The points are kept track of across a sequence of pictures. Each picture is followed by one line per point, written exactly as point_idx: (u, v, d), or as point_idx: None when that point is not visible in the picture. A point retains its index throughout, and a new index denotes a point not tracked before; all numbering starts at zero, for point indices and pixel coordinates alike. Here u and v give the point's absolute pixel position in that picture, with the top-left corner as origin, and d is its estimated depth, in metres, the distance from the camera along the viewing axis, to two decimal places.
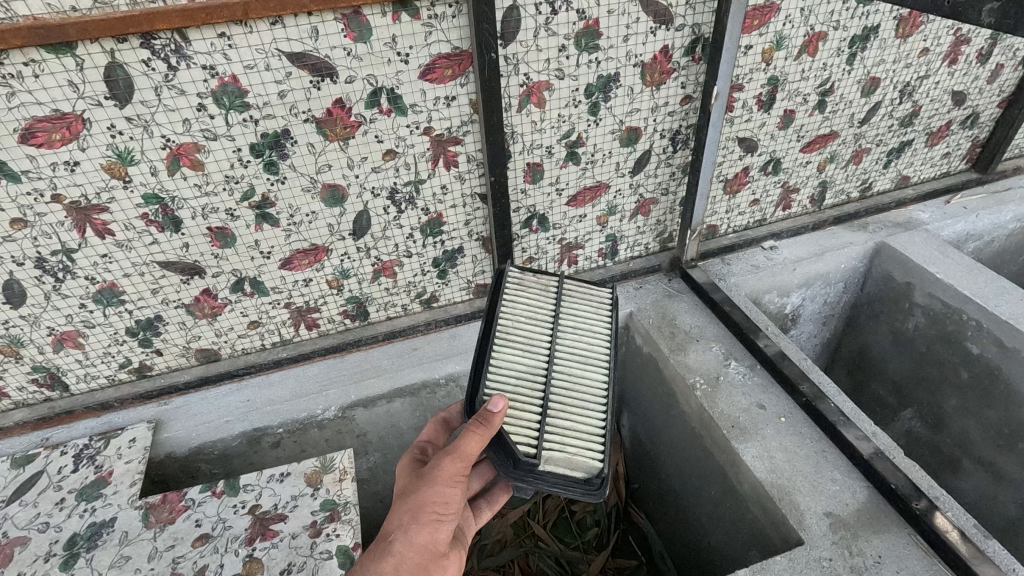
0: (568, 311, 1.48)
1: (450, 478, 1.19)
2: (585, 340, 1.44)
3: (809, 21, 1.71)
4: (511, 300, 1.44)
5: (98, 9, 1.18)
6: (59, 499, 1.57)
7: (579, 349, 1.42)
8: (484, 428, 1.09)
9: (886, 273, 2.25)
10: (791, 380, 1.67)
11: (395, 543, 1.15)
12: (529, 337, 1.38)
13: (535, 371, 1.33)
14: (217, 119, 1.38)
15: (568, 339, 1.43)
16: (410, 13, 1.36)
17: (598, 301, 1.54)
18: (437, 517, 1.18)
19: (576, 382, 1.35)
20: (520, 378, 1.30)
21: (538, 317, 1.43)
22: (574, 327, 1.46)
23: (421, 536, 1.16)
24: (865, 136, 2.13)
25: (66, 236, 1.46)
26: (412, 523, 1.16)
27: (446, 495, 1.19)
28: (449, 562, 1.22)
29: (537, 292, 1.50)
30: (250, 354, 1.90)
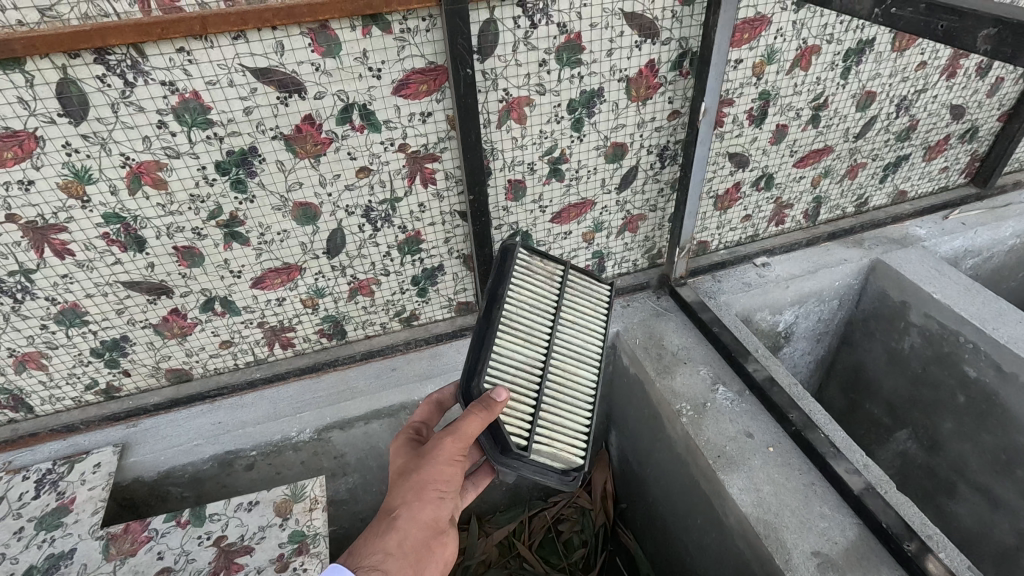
0: (569, 303, 1.40)
1: (450, 457, 1.15)
2: (581, 338, 1.38)
3: (801, 34, 1.65)
4: (518, 285, 1.31)
5: (47, 23, 1.12)
6: (17, 528, 1.51)
7: (575, 347, 1.37)
8: (487, 412, 1.08)
9: (881, 291, 2.19)
10: (780, 408, 1.60)
11: (397, 521, 1.12)
12: (530, 328, 1.30)
13: (531, 364, 1.26)
14: (179, 137, 1.32)
15: (566, 335, 1.36)
16: (381, 28, 1.30)
17: (599, 296, 1.47)
18: (439, 495, 1.15)
19: (569, 381, 1.32)
20: (518, 371, 1.23)
21: (541, 306, 1.34)
22: (573, 323, 1.39)
23: (424, 514, 1.13)
24: (861, 150, 2.07)
25: (23, 257, 1.40)
26: (414, 501, 1.13)
27: (448, 474, 1.16)
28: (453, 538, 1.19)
29: (543, 275, 1.38)
30: (224, 374, 1.84)
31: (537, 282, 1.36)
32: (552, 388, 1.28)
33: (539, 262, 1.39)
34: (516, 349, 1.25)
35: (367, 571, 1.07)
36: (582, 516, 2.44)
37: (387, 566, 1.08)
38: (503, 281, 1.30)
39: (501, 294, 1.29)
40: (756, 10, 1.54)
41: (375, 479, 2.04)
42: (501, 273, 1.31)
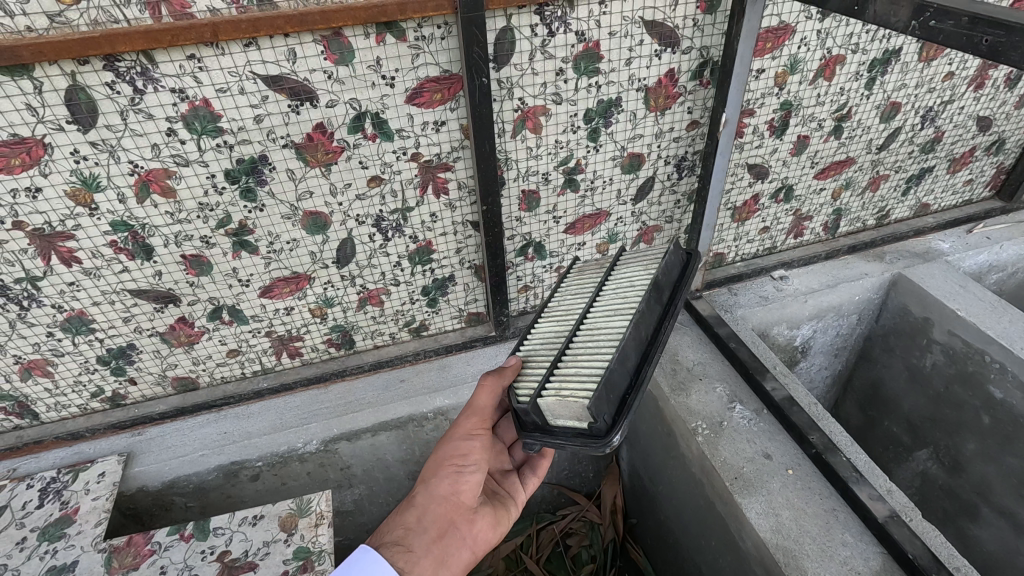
0: (617, 277, 1.31)
1: (467, 432, 1.23)
2: (625, 294, 1.23)
3: (826, 44, 1.60)
4: (563, 288, 1.39)
5: (56, 29, 1.09)
6: (20, 538, 1.49)
7: (615, 303, 1.22)
8: (493, 375, 1.19)
9: (903, 306, 2.13)
10: (800, 429, 1.55)
11: (418, 498, 1.18)
12: (566, 309, 1.30)
13: (558, 336, 1.23)
14: (188, 144, 1.30)
15: (606, 299, 1.25)
16: (395, 35, 1.27)
17: (654, 257, 1.32)
18: (458, 470, 1.21)
19: (598, 331, 1.16)
20: (542, 344, 1.23)
21: (583, 291, 1.33)
22: (615, 289, 1.27)
23: (442, 489, 1.19)
24: (884, 162, 2.02)
25: (30, 264, 1.38)
26: (432, 477, 1.19)
27: (466, 449, 1.22)
28: (478, 518, 1.22)
29: (595, 270, 1.40)
30: (230, 383, 1.82)
31: (586, 276, 1.39)
32: (575, 343, 1.16)
33: (594, 262, 1.44)
34: (547, 329, 1.28)
35: (389, 544, 1.13)
36: (591, 529, 2.39)
37: (409, 539, 1.13)
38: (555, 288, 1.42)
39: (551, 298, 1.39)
40: (780, 19, 1.50)
41: (381, 491, 2.01)
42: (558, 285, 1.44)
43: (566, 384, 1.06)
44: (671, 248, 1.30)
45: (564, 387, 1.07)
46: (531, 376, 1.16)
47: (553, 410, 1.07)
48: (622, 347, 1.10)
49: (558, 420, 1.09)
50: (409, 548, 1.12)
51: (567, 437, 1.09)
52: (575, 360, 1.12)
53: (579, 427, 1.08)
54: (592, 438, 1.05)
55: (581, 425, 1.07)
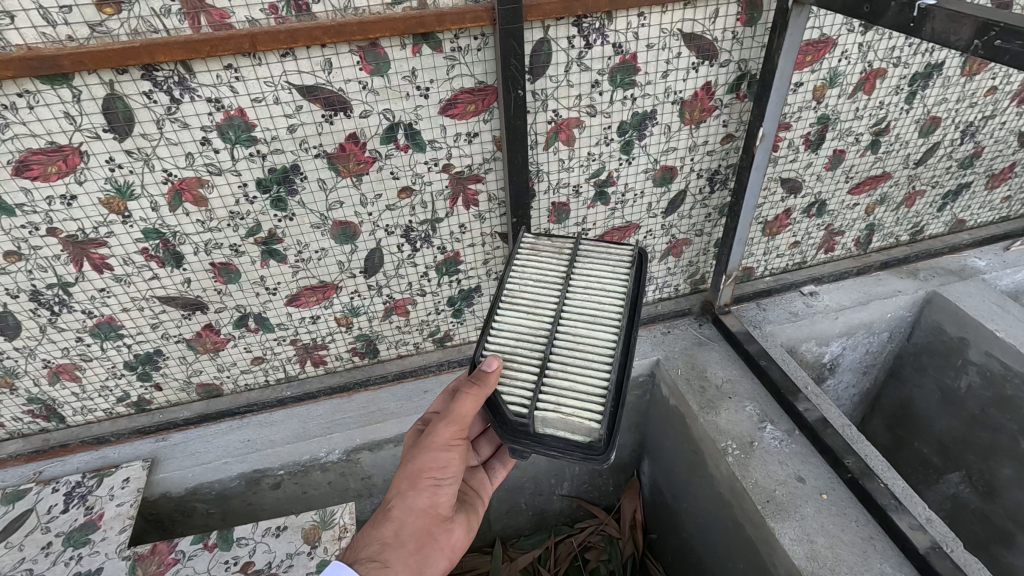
0: (583, 271, 1.27)
1: (444, 443, 1.11)
2: (599, 300, 1.22)
3: (867, 57, 1.56)
4: (520, 267, 1.29)
5: (97, 39, 1.09)
6: (45, 543, 1.49)
7: (593, 310, 1.21)
8: (479, 388, 1.03)
9: (936, 325, 2.08)
10: (834, 452, 1.51)
11: (393, 510, 1.09)
12: (535, 302, 1.22)
13: (536, 337, 1.18)
14: (222, 153, 1.29)
15: (580, 301, 1.22)
16: (431, 46, 1.26)
17: (618, 254, 1.31)
18: (436, 481, 1.12)
19: (583, 343, 1.16)
20: (520, 345, 1.17)
21: (547, 279, 1.26)
22: (586, 287, 1.24)
23: (420, 501, 1.10)
24: (920, 177, 1.97)
25: (62, 270, 1.39)
26: (408, 489, 1.10)
27: (444, 459, 1.12)
28: (456, 525, 1.15)
29: (552, 253, 1.32)
30: (254, 391, 1.81)
31: (544, 260, 1.30)
32: (562, 353, 1.15)
33: (547, 241, 1.34)
34: (518, 324, 1.20)
35: (365, 562, 1.05)
36: (609, 544, 2.34)
37: (386, 555, 1.05)
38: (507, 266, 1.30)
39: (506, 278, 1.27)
40: (822, 32, 1.46)
41: None
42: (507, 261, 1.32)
43: (569, 401, 1.06)
44: (637, 251, 1.30)
45: (565, 404, 1.07)
46: (520, 384, 1.11)
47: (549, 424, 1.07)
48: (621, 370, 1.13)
49: (548, 431, 1.08)
50: (386, 565, 1.04)
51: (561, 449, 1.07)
52: (568, 375, 1.11)
53: (572, 440, 1.07)
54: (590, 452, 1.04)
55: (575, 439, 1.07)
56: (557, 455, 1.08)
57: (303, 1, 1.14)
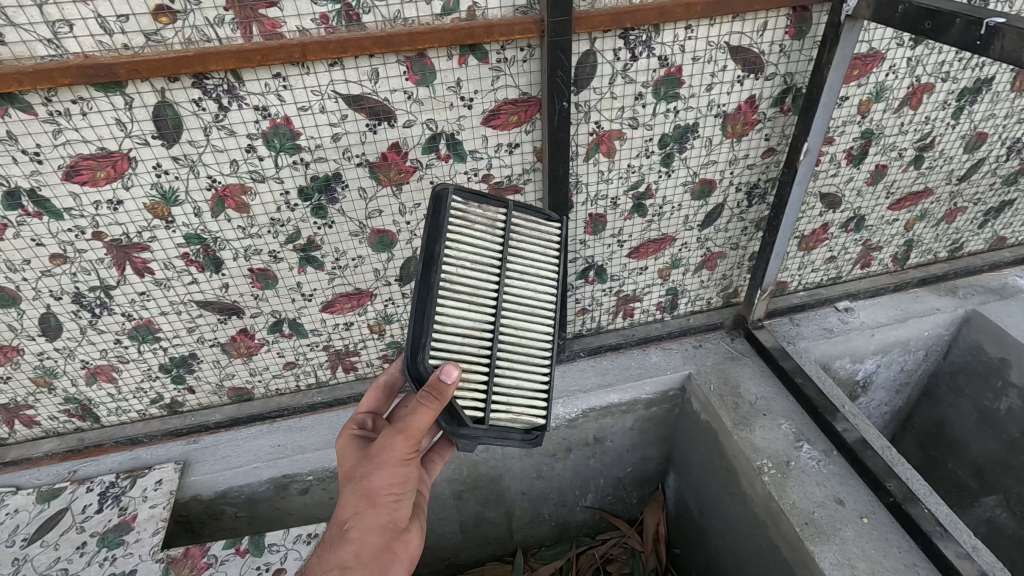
0: (519, 251, 1.21)
1: (400, 458, 1.06)
2: (534, 288, 1.23)
3: (915, 71, 1.53)
4: (454, 241, 1.13)
5: (151, 47, 1.10)
6: (80, 543, 1.50)
7: (529, 301, 1.23)
8: (437, 403, 0.98)
9: (975, 344, 2.04)
10: (875, 474, 1.48)
11: (352, 531, 1.03)
12: (473, 292, 1.15)
13: (480, 333, 1.15)
14: (266, 161, 1.29)
15: (519, 292, 1.21)
16: (477, 57, 1.25)
17: (547, 229, 1.26)
18: (394, 497, 1.06)
19: (522, 337, 1.21)
20: (468, 345, 1.13)
21: (484, 261, 1.17)
22: (522, 272, 1.21)
23: (380, 518, 1.04)
24: (962, 194, 1.93)
25: (105, 273, 1.40)
26: (367, 508, 1.04)
27: (401, 475, 1.07)
28: (413, 535, 1.11)
29: (483, 224, 1.17)
30: (285, 395, 1.82)
31: (475, 232, 1.15)
32: (507, 353, 1.19)
33: (477, 208, 1.17)
34: (460, 318, 1.14)
35: None
36: (632, 557, 2.28)
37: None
38: (435, 239, 1.12)
39: (435, 254, 1.11)
40: (870, 46, 1.43)
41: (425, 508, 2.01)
42: (432, 229, 1.12)
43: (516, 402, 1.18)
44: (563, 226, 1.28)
45: (513, 405, 1.19)
46: (471, 387, 1.13)
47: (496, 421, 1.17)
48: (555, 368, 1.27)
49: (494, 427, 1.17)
50: None
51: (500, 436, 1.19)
52: (515, 375, 1.19)
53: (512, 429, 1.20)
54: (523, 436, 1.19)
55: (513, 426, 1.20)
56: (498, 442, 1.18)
57: (354, 11, 1.14)
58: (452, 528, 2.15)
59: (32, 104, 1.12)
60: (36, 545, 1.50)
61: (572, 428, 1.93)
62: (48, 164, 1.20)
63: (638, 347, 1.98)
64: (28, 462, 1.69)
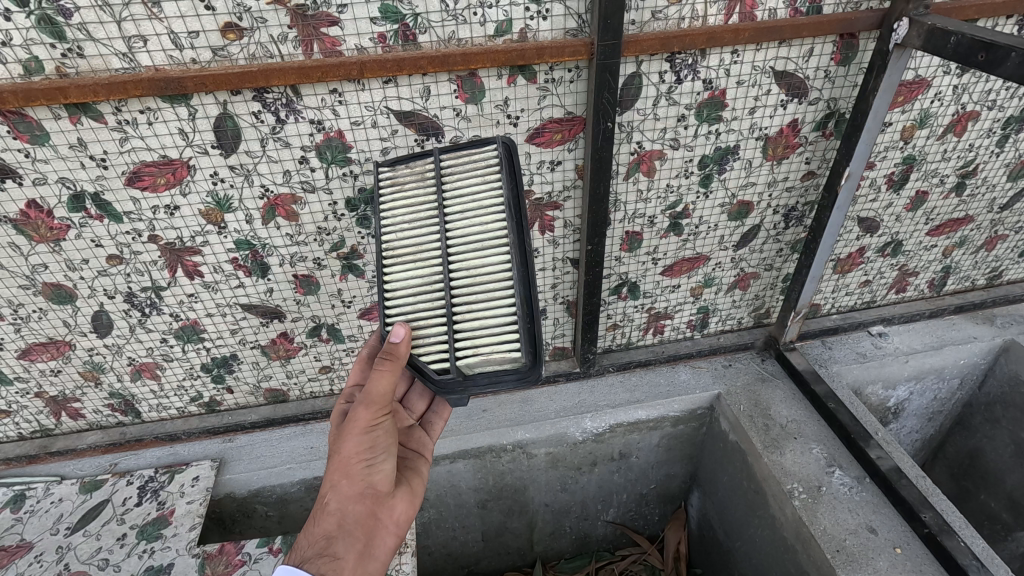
0: (455, 194, 1.15)
1: (366, 424, 1.06)
2: (480, 216, 1.13)
3: (961, 99, 1.52)
4: (389, 213, 1.17)
5: (217, 62, 1.15)
6: (120, 534, 1.55)
7: (475, 233, 1.12)
8: (392, 363, 1.01)
9: (1013, 375, 2.00)
10: (909, 505, 1.46)
11: (331, 503, 1.04)
12: (415, 247, 1.14)
13: (429, 287, 1.12)
14: (317, 172, 1.34)
15: (463, 229, 1.13)
16: (526, 77, 1.28)
17: (483, 158, 1.17)
18: (367, 464, 1.07)
19: (479, 276, 1.10)
20: (418, 302, 1.11)
21: (423, 219, 1.16)
22: (464, 210, 1.14)
23: (357, 486, 1.05)
24: (1004, 222, 1.90)
25: (158, 275, 1.45)
26: (340, 480, 1.05)
27: (370, 441, 1.06)
28: (398, 500, 1.13)
29: (414, 182, 1.19)
30: (319, 399, 1.86)
31: (407, 192, 1.18)
32: (462, 295, 1.10)
33: (406, 169, 1.22)
34: (405, 275, 1.13)
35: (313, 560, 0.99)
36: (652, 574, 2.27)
37: (334, 548, 1.01)
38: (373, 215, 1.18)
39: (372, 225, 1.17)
40: (917, 73, 1.44)
41: (449, 516, 2.04)
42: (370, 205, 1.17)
43: (485, 342, 1.07)
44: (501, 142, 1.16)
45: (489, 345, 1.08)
46: (430, 342, 1.09)
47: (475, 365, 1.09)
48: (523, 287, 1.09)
49: (478, 372, 1.10)
50: (338, 557, 1.01)
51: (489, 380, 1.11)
52: (477, 313, 1.09)
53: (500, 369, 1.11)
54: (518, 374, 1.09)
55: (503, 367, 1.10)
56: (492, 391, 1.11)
57: (411, 31, 1.18)
58: (474, 536, 2.16)
59: (103, 113, 1.18)
60: (78, 534, 1.55)
61: (599, 442, 1.93)
62: (113, 170, 1.25)
63: (667, 364, 1.98)
64: (72, 453, 1.75)
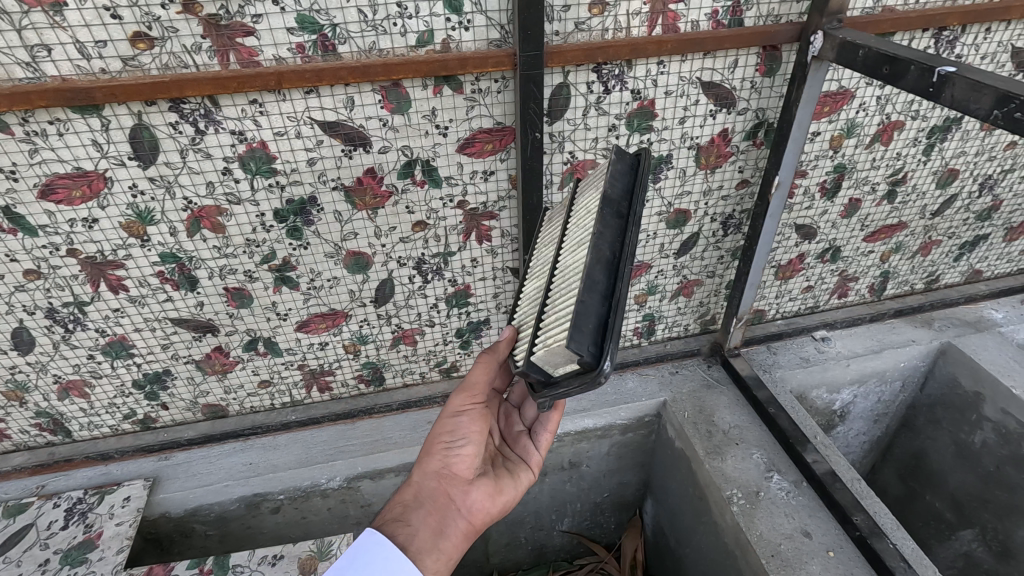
0: (577, 213, 1.13)
1: (455, 409, 1.24)
2: (581, 222, 1.06)
3: (885, 109, 1.56)
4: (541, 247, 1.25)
5: (129, 72, 1.12)
6: (43, 560, 1.48)
7: (576, 237, 1.04)
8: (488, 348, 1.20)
9: (951, 377, 2.04)
10: (842, 508, 1.48)
11: (417, 475, 1.21)
12: (539, 265, 1.16)
13: (536, 296, 1.07)
14: (242, 183, 1.31)
15: (571, 239, 1.05)
16: (452, 87, 1.28)
17: (601, 173, 1.11)
18: (447, 446, 1.22)
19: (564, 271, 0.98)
20: (525, 312, 1.08)
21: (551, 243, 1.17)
22: (579, 219, 1.10)
23: (435, 464, 1.21)
24: (937, 227, 1.95)
25: (79, 289, 1.41)
26: (425, 456, 1.22)
27: (456, 424, 1.23)
28: (477, 491, 1.20)
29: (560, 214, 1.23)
30: (259, 413, 1.82)
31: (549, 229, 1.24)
32: (551, 295, 1.00)
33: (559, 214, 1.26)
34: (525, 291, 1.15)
35: (389, 521, 1.14)
36: None
37: (407, 516, 1.14)
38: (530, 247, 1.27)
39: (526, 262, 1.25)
40: (839, 84, 1.47)
41: None
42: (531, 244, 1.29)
43: (547, 334, 0.90)
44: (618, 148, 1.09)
45: (553, 334, 0.89)
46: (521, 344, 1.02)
47: (546, 363, 0.90)
48: (590, 263, 0.92)
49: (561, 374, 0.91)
50: (406, 523, 1.13)
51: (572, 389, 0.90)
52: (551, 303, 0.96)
53: (575, 372, 0.90)
54: (586, 375, 0.87)
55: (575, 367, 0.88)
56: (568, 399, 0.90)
57: (330, 41, 1.17)
58: None
59: (9, 124, 1.14)
60: None
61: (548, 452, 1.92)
62: (24, 182, 1.21)
63: (615, 371, 1.99)
64: None
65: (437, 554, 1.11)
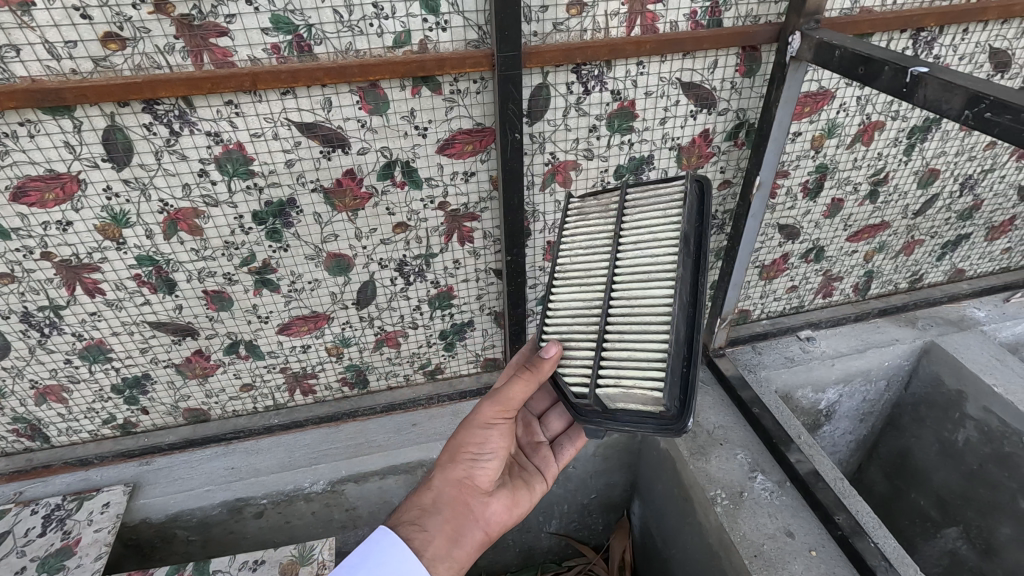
0: (632, 223, 1.08)
1: (484, 421, 1.16)
2: (647, 244, 1.04)
3: (865, 110, 1.57)
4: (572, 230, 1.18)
5: (100, 73, 1.11)
6: (19, 568, 1.46)
7: (644, 264, 1.03)
8: (531, 372, 1.02)
9: (934, 375, 2.05)
10: (824, 508, 1.48)
11: (437, 479, 1.18)
12: (585, 267, 1.10)
13: (592, 311, 1.05)
14: (219, 185, 1.30)
15: (632, 260, 1.04)
16: (430, 88, 1.27)
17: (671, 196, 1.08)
18: (473, 456, 1.18)
19: (639, 306, 0.99)
20: (575, 326, 1.06)
21: (596, 246, 1.12)
22: (637, 232, 1.06)
23: (458, 471, 1.17)
24: (919, 227, 1.96)
25: (54, 293, 1.39)
26: (448, 461, 1.18)
27: (484, 435, 1.17)
28: (496, 502, 1.20)
29: (598, 212, 1.18)
30: (242, 417, 1.81)
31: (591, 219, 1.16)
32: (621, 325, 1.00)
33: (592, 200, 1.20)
34: (569, 297, 1.10)
35: (404, 524, 1.14)
36: None
37: (424, 521, 1.14)
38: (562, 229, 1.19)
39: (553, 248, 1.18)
40: (819, 85, 1.48)
41: None
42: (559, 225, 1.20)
43: (629, 376, 0.96)
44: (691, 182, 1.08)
45: (636, 378, 0.95)
46: (579, 364, 1.02)
47: (613, 399, 0.98)
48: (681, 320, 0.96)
49: (624, 410, 1.01)
50: (422, 528, 1.13)
51: (636, 423, 1.01)
52: (626, 338, 0.98)
53: (645, 412, 1.00)
54: (660, 421, 0.99)
55: (647, 409, 0.98)
56: (630, 430, 1.01)
57: (306, 42, 1.16)
58: None
59: None
60: None
61: None
62: None
63: None
64: None
65: (450, 562, 1.11)
